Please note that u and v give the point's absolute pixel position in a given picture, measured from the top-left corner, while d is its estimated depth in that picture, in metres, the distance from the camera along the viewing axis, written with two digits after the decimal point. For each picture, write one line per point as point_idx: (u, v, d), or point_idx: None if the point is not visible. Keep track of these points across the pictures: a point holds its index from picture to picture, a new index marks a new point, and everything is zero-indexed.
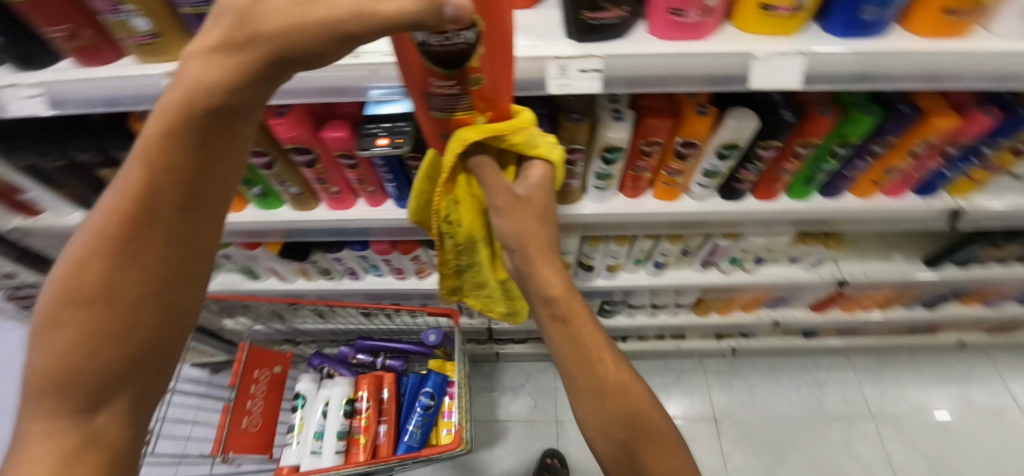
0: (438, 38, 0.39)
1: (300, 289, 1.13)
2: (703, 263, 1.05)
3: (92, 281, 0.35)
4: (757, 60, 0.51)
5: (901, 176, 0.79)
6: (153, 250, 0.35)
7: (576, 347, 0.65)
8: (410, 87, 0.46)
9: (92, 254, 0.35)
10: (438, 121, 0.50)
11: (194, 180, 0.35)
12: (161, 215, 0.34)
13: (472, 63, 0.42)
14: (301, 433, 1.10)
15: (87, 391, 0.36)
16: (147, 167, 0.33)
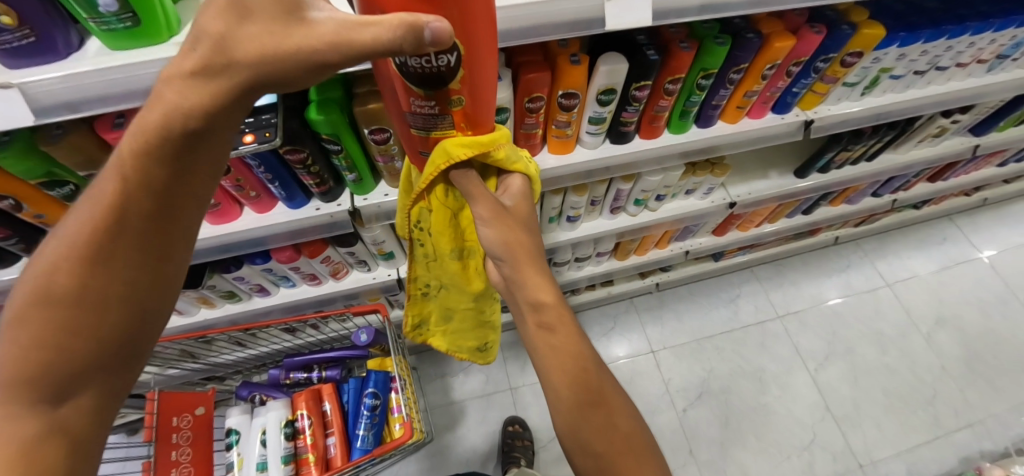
0: (419, 60, 0.40)
1: (206, 320, 1.04)
2: (612, 210, 1.11)
3: (68, 278, 0.38)
4: (608, 0, 0.52)
5: (759, 97, 0.88)
6: (131, 251, 0.40)
7: (568, 356, 0.56)
8: (391, 104, 0.47)
9: (70, 253, 0.39)
10: (419, 138, 0.51)
11: (168, 192, 0.39)
12: (133, 223, 0.39)
13: (454, 83, 0.43)
14: (242, 470, 1.02)
15: (60, 380, 0.38)
16: (126, 175, 0.38)
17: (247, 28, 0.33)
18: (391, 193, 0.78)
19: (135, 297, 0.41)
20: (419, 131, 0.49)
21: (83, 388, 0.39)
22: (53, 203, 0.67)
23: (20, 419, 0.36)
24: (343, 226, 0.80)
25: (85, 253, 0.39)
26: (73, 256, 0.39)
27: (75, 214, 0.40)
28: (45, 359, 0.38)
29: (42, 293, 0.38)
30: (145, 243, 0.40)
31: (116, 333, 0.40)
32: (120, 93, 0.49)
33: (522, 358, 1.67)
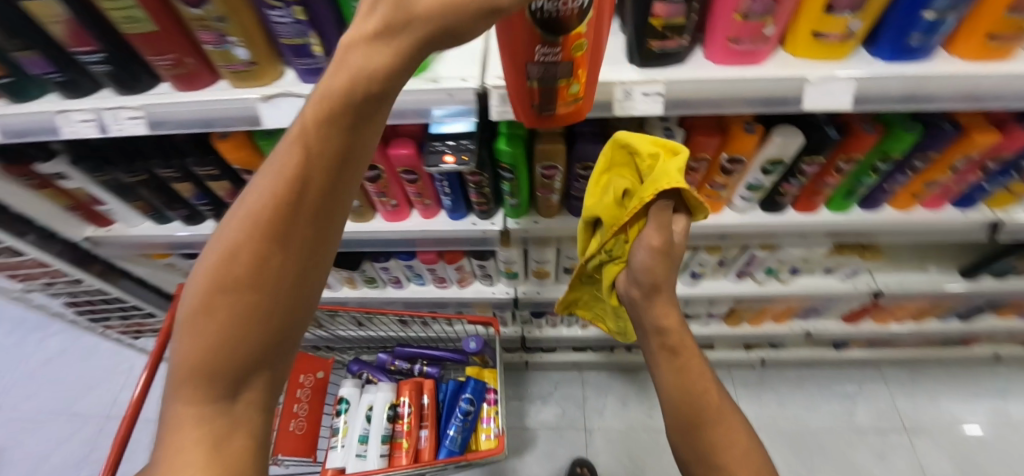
0: (554, 4, 0.38)
1: (344, 296, 1.17)
2: (738, 273, 1.08)
3: (241, 260, 0.31)
4: (809, 84, 0.55)
5: (942, 189, 0.80)
6: (302, 230, 0.31)
7: (687, 387, 0.70)
8: (508, 57, 0.45)
9: (244, 228, 0.30)
10: (532, 95, 0.50)
11: (352, 158, 0.31)
12: (312, 196, 0.31)
13: (578, 27, 0.41)
14: (345, 437, 1.12)
15: (228, 377, 0.33)
16: (313, 131, 0.29)
17: None
18: (540, 221, 0.85)
19: (296, 279, 0.33)
20: (541, 83, 0.47)
21: (247, 384, 0.34)
22: None
23: (201, 421, 0.33)
24: (490, 244, 0.88)
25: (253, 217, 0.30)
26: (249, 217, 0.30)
27: (254, 177, 0.31)
28: (214, 351, 0.32)
29: (213, 270, 0.31)
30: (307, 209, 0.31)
31: (270, 320, 0.33)
32: None
33: (602, 400, 1.64)
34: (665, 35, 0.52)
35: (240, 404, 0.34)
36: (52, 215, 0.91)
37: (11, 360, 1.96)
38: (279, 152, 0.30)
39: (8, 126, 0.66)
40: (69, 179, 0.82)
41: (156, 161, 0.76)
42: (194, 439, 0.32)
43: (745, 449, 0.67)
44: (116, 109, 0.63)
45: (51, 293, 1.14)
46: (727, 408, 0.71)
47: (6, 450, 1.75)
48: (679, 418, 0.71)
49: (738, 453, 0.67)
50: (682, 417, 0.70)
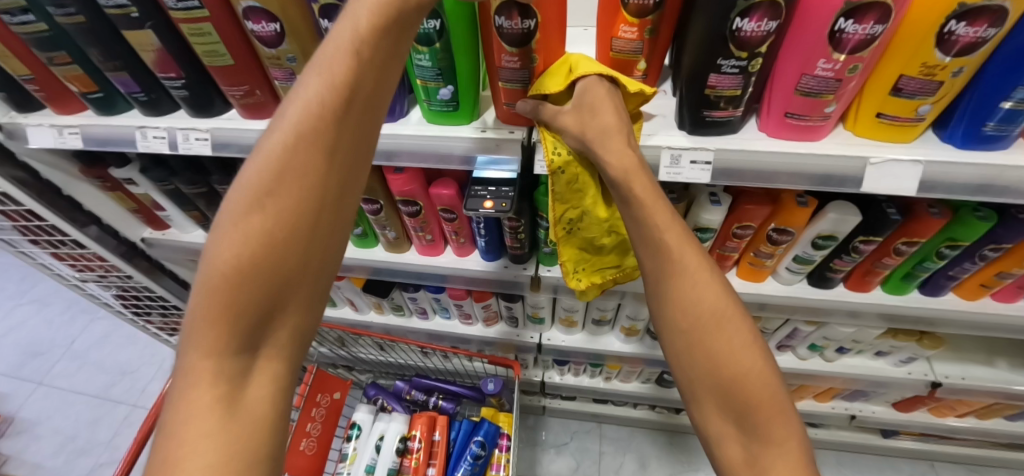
0: (509, 22, 0.47)
1: (369, 321, 1.16)
2: (779, 346, 1.01)
3: (285, 186, 0.38)
4: (872, 165, 0.52)
5: (1017, 280, 0.72)
6: (334, 161, 0.40)
7: (642, 224, 0.50)
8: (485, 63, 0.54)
9: (283, 160, 0.38)
10: (511, 95, 0.56)
11: (366, 97, 0.41)
12: (343, 132, 0.40)
13: (535, 41, 0.50)
14: (352, 464, 1.10)
15: (257, 312, 0.38)
16: (345, 73, 0.39)
17: None
18: None
19: (327, 202, 0.40)
20: (508, 87, 0.55)
21: (272, 328, 0.40)
22: None
23: (222, 367, 0.37)
24: (520, 288, 0.86)
25: (298, 150, 0.38)
26: (296, 153, 0.38)
27: (282, 121, 0.39)
28: (252, 283, 0.37)
29: (253, 210, 0.37)
30: (338, 148, 0.40)
31: (298, 256, 0.39)
32: (415, 154, 0.61)
33: (619, 459, 1.55)
34: (720, 105, 0.52)
35: (263, 355, 0.40)
36: (117, 215, 0.98)
37: (61, 339, 2.09)
38: (306, 97, 0.39)
39: (92, 135, 0.72)
40: (137, 185, 0.87)
41: (217, 177, 0.81)
42: (219, 384, 0.36)
43: (725, 301, 0.47)
44: (187, 130, 0.66)
45: (105, 285, 1.20)
46: (699, 252, 0.49)
47: (40, 425, 1.83)
48: (642, 267, 0.51)
49: (713, 317, 0.46)
50: (647, 272, 0.50)
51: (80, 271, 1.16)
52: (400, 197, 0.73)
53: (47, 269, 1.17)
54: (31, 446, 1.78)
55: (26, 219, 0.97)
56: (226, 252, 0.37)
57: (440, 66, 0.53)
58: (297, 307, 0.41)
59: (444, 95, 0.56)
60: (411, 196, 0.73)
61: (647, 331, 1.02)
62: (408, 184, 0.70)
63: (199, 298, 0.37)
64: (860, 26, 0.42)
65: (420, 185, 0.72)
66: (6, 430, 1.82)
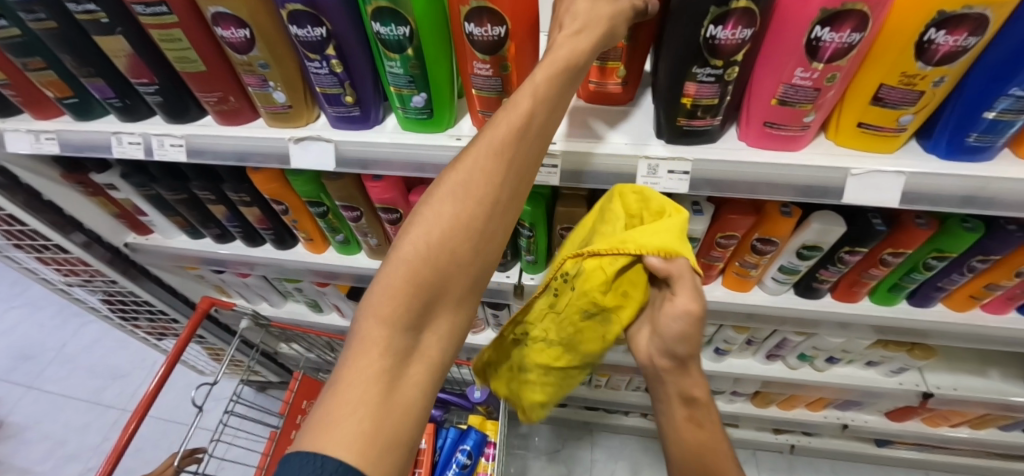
0: (480, 30, 0.46)
1: None
2: (768, 355, 0.99)
3: (478, 190, 0.39)
4: (853, 176, 0.51)
5: (1007, 292, 0.70)
6: (518, 171, 0.40)
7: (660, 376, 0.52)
8: (460, 69, 0.53)
9: (478, 162, 0.39)
10: (487, 101, 0.54)
11: (552, 119, 0.41)
12: (529, 149, 0.40)
13: (503, 50, 0.48)
14: None
15: (427, 299, 0.38)
16: (543, 89, 0.40)
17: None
18: None
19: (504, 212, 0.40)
20: (483, 95, 0.54)
21: (434, 316, 0.39)
22: (306, 214, 0.82)
23: (389, 343, 0.36)
24: (505, 296, 0.85)
25: (493, 157, 0.39)
26: (489, 159, 0.39)
27: (484, 131, 0.40)
28: (432, 271, 0.37)
29: (451, 212, 0.38)
30: (523, 161, 0.40)
31: (471, 257, 0.39)
32: (389, 161, 0.59)
33: (611, 467, 1.54)
34: (697, 114, 0.51)
35: (425, 340, 0.39)
36: (100, 221, 0.97)
37: (52, 343, 2.08)
38: (506, 111, 0.40)
39: (68, 140, 0.71)
40: (118, 190, 0.87)
41: (196, 183, 0.79)
42: (384, 355, 0.35)
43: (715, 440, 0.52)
44: (161, 136, 0.65)
45: (90, 289, 1.20)
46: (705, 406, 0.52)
47: (30, 430, 1.82)
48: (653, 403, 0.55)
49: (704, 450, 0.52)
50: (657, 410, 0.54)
51: (66, 276, 1.16)
52: (380, 205, 0.72)
53: (33, 273, 1.17)
54: (20, 451, 1.77)
55: (9, 224, 0.96)
56: (414, 240, 0.38)
57: (412, 73, 0.52)
58: (461, 301, 0.40)
59: (418, 103, 0.55)
60: (391, 204, 0.72)
61: None
62: (388, 192, 0.69)
63: (390, 272, 0.38)
64: (837, 34, 0.41)
65: (400, 193, 0.71)
66: None
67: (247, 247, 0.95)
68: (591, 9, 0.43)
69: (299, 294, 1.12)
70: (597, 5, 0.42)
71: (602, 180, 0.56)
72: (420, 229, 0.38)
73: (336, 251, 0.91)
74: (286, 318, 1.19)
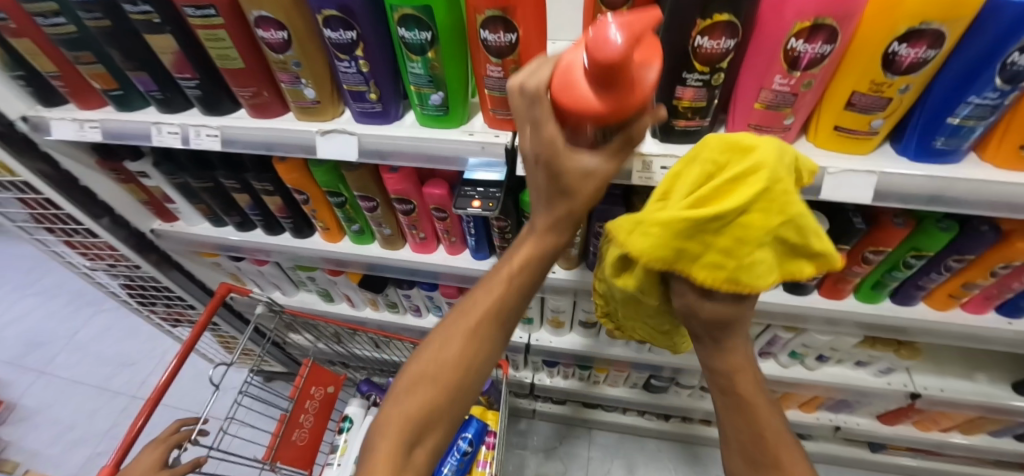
0: (494, 36, 0.52)
1: (365, 317, 1.20)
2: (760, 353, 1.03)
3: (462, 350, 0.53)
4: (829, 174, 0.56)
5: (984, 292, 0.74)
6: (493, 338, 0.54)
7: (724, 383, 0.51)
8: (474, 71, 0.58)
9: (463, 333, 0.53)
10: (497, 100, 0.59)
11: (520, 301, 0.56)
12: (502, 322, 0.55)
13: (513, 54, 0.54)
14: (342, 456, 1.12)
15: (422, 427, 0.51)
16: (513, 278, 0.54)
17: (568, 188, 0.49)
18: (558, 272, 0.87)
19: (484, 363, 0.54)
20: (493, 95, 0.59)
21: (425, 439, 0.52)
22: (325, 204, 0.88)
23: (393, 461, 0.49)
24: None
25: (477, 328, 0.53)
26: (472, 329, 0.53)
27: (468, 308, 0.55)
28: (426, 409, 0.51)
29: (444, 365, 0.52)
30: (498, 329, 0.55)
31: (459, 395, 0.53)
32: (405, 153, 0.65)
33: (607, 466, 1.56)
34: (688, 115, 0.56)
35: (420, 454, 0.51)
36: (130, 207, 1.03)
37: (66, 330, 2.14)
38: (486, 294, 0.54)
39: (110, 128, 0.77)
40: (149, 178, 0.93)
41: (223, 172, 0.85)
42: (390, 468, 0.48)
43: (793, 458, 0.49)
44: (198, 126, 0.71)
45: (113, 274, 1.25)
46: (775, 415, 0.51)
47: (40, 414, 1.87)
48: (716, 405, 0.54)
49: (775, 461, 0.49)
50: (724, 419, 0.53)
51: (91, 260, 1.21)
52: (394, 195, 0.77)
53: (60, 256, 1.23)
54: (29, 434, 1.81)
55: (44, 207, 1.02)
56: (415, 385, 0.52)
57: (432, 73, 0.58)
58: (446, 429, 0.53)
59: (435, 101, 0.61)
60: (405, 195, 0.77)
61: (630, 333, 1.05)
62: (401, 183, 0.75)
63: (397, 408, 0.51)
64: (810, 45, 0.47)
65: (412, 185, 0.76)
66: (7, 418, 1.85)
67: (267, 235, 1.00)
68: (583, 178, 0.48)
69: (311, 284, 1.17)
70: (586, 179, 0.48)
71: (600, 176, 0.60)
72: (421, 375, 0.52)
73: (350, 241, 0.96)
74: (297, 307, 1.24)
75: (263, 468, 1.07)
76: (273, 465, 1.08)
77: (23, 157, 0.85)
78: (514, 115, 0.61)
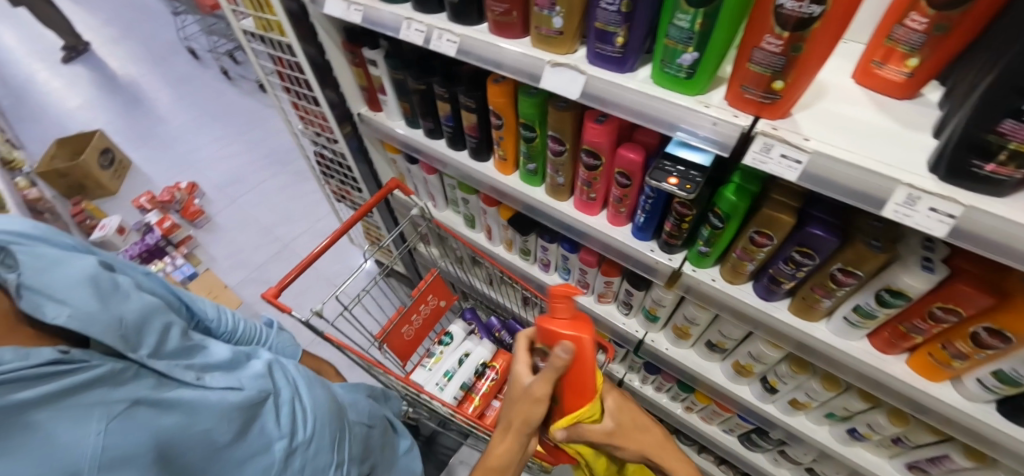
0: (795, 3, 0.46)
1: (497, 253, 1.26)
2: (910, 466, 0.86)
3: (537, 394, 0.68)
4: None
5: None
6: (534, 402, 0.68)
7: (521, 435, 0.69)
8: (741, 41, 0.53)
9: (536, 402, 0.68)
10: (751, 76, 0.54)
11: (528, 415, 0.68)
12: (531, 409, 0.68)
13: (808, 29, 0.47)
14: (435, 364, 1.22)
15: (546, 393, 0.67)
16: (525, 427, 0.69)
17: (512, 432, 0.69)
18: (718, 281, 0.81)
19: (534, 404, 0.68)
20: (753, 71, 0.53)
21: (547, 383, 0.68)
22: (513, 135, 0.91)
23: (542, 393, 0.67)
24: (656, 276, 0.86)
25: (526, 418, 0.68)
26: (532, 404, 0.68)
27: (519, 415, 0.69)
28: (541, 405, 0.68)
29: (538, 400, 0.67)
30: (536, 402, 0.68)
31: (539, 402, 0.68)
32: (625, 106, 0.64)
33: None
34: (1002, 159, 0.45)
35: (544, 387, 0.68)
36: (352, 89, 1.18)
37: (257, 176, 2.62)
38: (518, 418, 0.69)
39: (369, 14, 0.88)
40: (377, 67, 1.04)
41: (439, 79, 0.92)
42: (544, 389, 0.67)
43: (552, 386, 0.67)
44: (444, 30, 0.76)
45: (315, 141, 1.48)
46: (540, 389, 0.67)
47: (224, 232, 2.34)
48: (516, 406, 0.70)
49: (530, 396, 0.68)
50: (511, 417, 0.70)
51: (305, 125, 1.44)
52: (588, 147, 0.77)
53: (284, 114, 1.48)
54: (214, 244, 2.29)
55: (292, 69, 1.22)
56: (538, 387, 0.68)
57: (696, 30, 0.54)
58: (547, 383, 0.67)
59: (685, 62, 0.57)
60: (597, 149, 0.77)
61: (760, 380, 0.96)
62: (602, 136, 0.74)
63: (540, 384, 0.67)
64: None
65: (610, 141, 0.75)
66: (204, 225, 2.37)
67: (448, 148, 1.08)
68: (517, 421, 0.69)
69: (463, 206, 1.25)
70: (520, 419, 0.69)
71: (836, 192, 0.53)
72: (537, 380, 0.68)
73: (519, 178, 1.00)
74: (441, 222, 1.34)
75: (374, 344, 1.20)
76: (381, 345, 1.20)
77: (296, 22, 1.02)
78: (763, 97, 0.54)
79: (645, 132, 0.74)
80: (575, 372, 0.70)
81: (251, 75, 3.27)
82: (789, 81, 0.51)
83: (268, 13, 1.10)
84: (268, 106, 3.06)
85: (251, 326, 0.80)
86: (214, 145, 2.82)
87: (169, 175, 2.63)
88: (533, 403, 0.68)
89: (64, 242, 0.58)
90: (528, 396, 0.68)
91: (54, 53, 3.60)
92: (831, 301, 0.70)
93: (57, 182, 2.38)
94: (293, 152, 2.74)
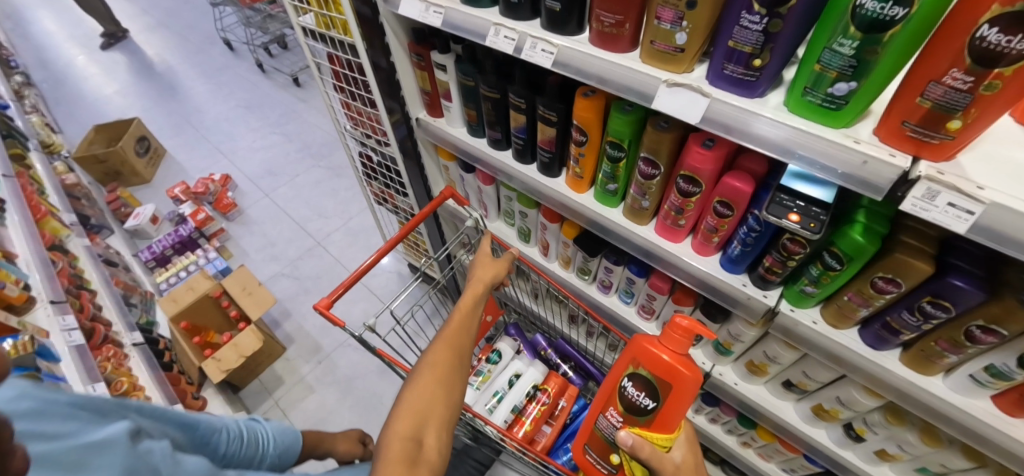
0: (1000, 37, 0.39)
1: (552, 269, 1.21)
2: None
3: (439, 363, 0.64)
4: None
5: None
6: (434, 369, 0.63)
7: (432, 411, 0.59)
8: (912, 71, 0.47)
9: (436, 371, 0.63)
10: (916, 110, 0.48)
11: (433, 388, 0.61)
12: (435, 382, 0.62)
13: (1009, 68, 0.40)
14: (482, 383, 1.17)
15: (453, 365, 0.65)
16: (428, 404, 0.60)
17: (405, 416, 0.58)
18: (820, 324, 0.75)
19: (437, 380, 0.62)
20: (922, 105, 0.47)
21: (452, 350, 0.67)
22: (595, 152, 0.85)
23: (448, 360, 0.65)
24: (745, 312, 0.80)
25: (428, 395, 0.60)
26: (432, 370, 0.63)
27: (415, 391, 0.60)
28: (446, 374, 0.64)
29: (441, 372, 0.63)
30: (442, 379, 0.63)
31: (445, 375, 0.63)
32: (751, 134, 0.58)
33: None
34: None
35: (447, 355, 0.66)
36: (412, 93, 1.14)
37: (290, 169, 2.59)
38: (416, 394, 0.60)
39: (450, 18, 0.83)
40: (445, 72, 1.00)
41: (519, 88, 0.88)
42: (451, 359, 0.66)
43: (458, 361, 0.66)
44: (540, 38, 0.71)
45: (363, 142, 1.44)
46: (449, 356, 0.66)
47: (256, 225, 2.33)
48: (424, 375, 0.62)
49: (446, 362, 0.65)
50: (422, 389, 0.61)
51: (355, 126, 1.40)
52: (687, 171, 0.71)
53: (334, 113, 1.45)
54: (246, 237, 2.27)
55: (351, 69, 1.18)
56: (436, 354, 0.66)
57: (858, 56, 0.48)
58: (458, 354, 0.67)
59: (836, 90, 0.51)
60: (697, 175, 0.71)
61: (843, 424, 0.89)
62: (706, 163, 0.68)
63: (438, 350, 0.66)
64: None
65: (715, 168, 0.69)
66: (236, 218, 2.35)
67: (514, 160, 1.03)
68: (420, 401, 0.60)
69: (520, 219, 1.20)
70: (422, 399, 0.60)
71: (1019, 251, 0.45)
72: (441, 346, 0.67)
73: (593, 196, 0.94)
74: (493, 234, 1.29)
75: None
76: None
77: (364, 22, 0.97)
78: (926, 135, 0.48)
79: (753, 159, 0.68)
80: (677, 392, 0.73)
81: (286, 68, 3.25)
82: (967, 121, 0.45)
83: (333, 11, 1.05)
84: (302, 100, 3.04)
85: (245, 424, 0.76)
86: (248, 136, 2.80)
87: (203, 165, 2.63)
88: (440, 379, 0.62)
89: (56, 406, 0.48)
90: (429, 374, 0.62)
91: (93, 39, 3.63)
92: (959, 356, 0.63)
93: (94, 167, 2.39)
94: (327, 148, 2.71)
